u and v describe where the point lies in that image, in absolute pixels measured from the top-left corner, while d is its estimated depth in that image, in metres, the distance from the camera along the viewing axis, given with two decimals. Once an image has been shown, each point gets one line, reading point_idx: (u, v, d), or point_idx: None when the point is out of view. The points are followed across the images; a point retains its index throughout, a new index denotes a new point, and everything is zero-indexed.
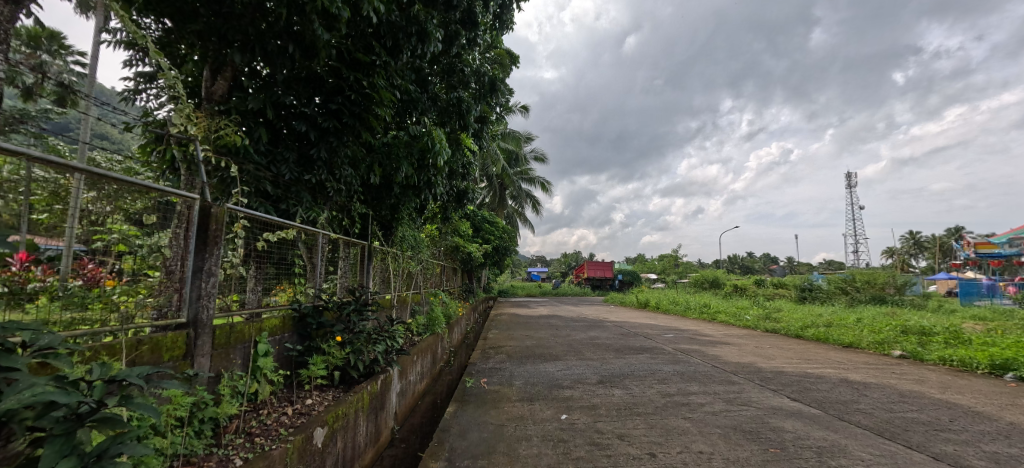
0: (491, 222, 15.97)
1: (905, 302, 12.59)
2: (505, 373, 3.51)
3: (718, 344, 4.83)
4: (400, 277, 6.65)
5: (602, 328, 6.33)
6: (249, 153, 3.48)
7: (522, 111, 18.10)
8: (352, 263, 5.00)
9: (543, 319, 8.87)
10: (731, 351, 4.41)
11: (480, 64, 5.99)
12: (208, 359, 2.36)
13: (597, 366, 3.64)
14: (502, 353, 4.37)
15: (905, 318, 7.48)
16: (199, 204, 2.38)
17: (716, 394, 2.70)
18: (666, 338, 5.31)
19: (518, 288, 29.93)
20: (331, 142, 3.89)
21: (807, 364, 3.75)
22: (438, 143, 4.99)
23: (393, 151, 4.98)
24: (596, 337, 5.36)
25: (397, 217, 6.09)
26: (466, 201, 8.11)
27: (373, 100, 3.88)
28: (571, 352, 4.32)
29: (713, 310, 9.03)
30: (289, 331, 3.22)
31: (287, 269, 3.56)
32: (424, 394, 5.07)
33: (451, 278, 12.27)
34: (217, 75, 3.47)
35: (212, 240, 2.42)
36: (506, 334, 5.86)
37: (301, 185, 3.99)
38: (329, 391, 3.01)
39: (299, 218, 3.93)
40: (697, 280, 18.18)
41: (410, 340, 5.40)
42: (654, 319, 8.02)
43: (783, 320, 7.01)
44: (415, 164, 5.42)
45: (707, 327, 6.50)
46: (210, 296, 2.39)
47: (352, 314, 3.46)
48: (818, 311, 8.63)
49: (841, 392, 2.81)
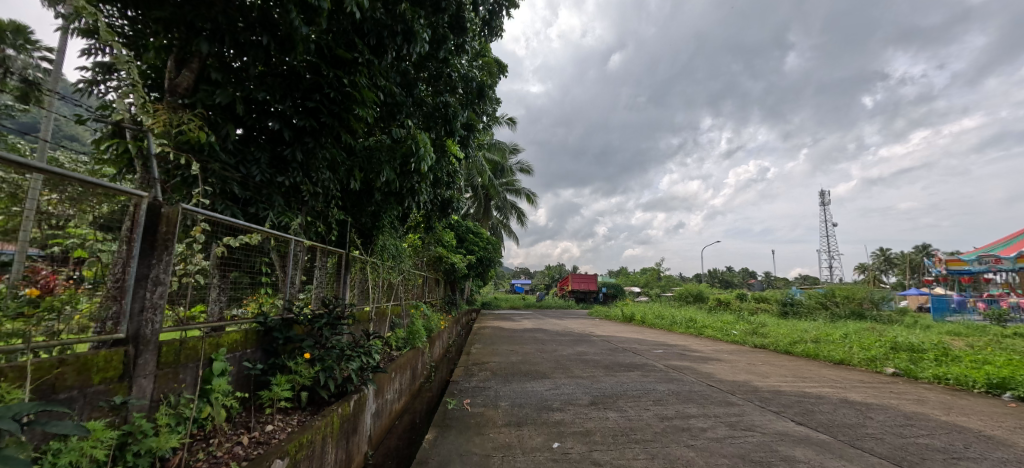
0: (475, 233, 15.73)
1: (882, 317, 12.82)
2: (490, 392, 3.27)
3: (709, 361, 4.69)
4: (379, 288, 6.34)
5: (589, 343, 6.14)
6: (216, 152, 3.21)
7: (508, 123, 18.06)
8: (328, 273, 4.69)
9: (528, 332, 8.63)
10: (724, 368, 4.26)
11: (468, 69, 5.86)
12: (150, 381, 2.07)
13: (587, 385, 3.43)
14: (486, 370, 4.12)
15: (889, 334, 7.53)
16: (147, 203, 2.07)
17: (717, 418, 2.52)
18: (655, 353, 5.15)
19: (501, 301, 29.56)
20: (307, 142, 3.66)
21: (802, 382, 3.62)
22: (423, 147, 4.82)
23: (374, 155, 4.75)
24: (583, 352, 5.16)
25: (378, 225, 5.83)
26: (451, 210, 7.89)
27: (354, 100, 3.66)
28: (560, 369, 4.10)
29: (698, 325, 8.94)
30: (252, 347, 2.91)
31: (253, 279, 3.27)
32: (402, 414, 4.75)
33: (434, 289, 11.95)
34: (183, 67, 3.19)
35: (161, 245, 2.12)
36: (490, 349, 5.62)
37: (274, 187, 3.72)
38: (295, 414, 2.71)
39: (270, 224, 3.66)
40: (681, 294, 18.25)
41: (388, 355, 5.10)
42: (641, 333, 7.89)
43: (770, 335, 6.95)
44: (398, 169, 5.20)
45: (695, 342, 6.38)
46: (156, 309, 2.10)
47: (325, 328, 3.18)
48: (804, 326, 8.61)
49: (845, 414, 2.67)
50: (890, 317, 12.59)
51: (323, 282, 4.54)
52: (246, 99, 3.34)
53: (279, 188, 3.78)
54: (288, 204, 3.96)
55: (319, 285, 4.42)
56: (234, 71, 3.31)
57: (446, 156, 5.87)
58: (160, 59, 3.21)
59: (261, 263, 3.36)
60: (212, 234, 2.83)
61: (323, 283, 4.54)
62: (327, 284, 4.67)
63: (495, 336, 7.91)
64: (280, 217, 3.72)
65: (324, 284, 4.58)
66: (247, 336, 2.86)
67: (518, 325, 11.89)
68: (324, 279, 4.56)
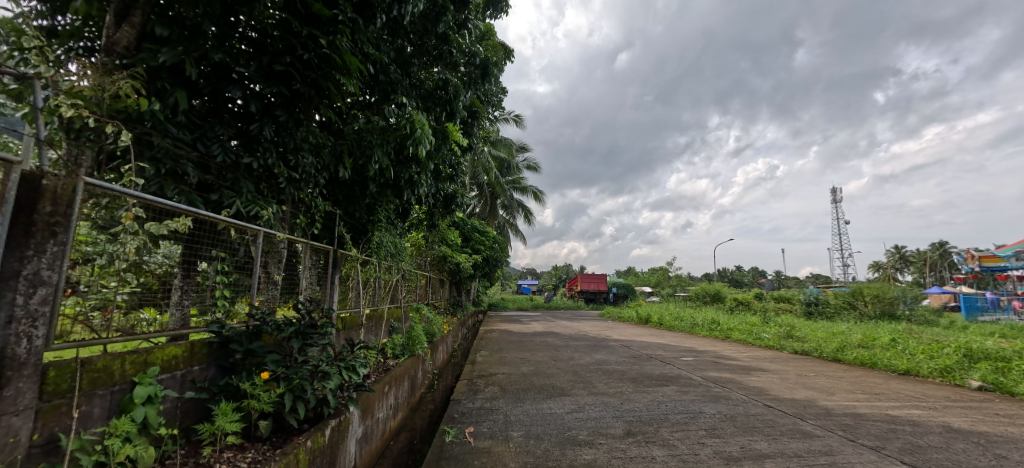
0: (481, 232, 15.14)
1: (917, 318, 12.01)
2: (499, 417, 2.67)
3: (752, 372, 4.03)
4: (375, 289, 5.74)
5: (609, 349, 5.46)
6: (164, 124, 2.66)
7: (516, 120, 17.45)
8: (310, 273, 4.12)
9: (538, 337, 7.98)
10: (775, 382, 3.59)
11: (472, 44, 5.25)
12: (28, 419, 1.50)
13: (617, 406, 2.80)
14: (493, 384, 3.51)
15: (941, 338, 6.80)
16: (21, 171, 1.50)
17: (801, 460, 1.91)
18: (686, 362, 4.50)
19: (508, 302, 28.87)
20: (278, 116, 3.11)
21: (880, 402, 2.97)
22: (421, 128, 4.22)
23: (365, 137, 4.17)
24: (604, 361, 4.52)
25: (372, 219, 5.26)
26: (454, 206, 7.28)
27: (334, 65, 3.06)
28: (580, 384, 3.47)
29: (723, 327, 8.24)
30: (201, 363, 2.32)
31: (210, 279, 2.70)
32: (398, 432, 4.17)
33: (438, 291, 11.39)
34: (123, 22, 2.59)
35: (41, 230, 1.54)
36: (498, 357, 5.01)
37: (241, 170, 3.19)
38: (250, 450, 2.13)
39: (236, 213, 3.10)
40: (696, 294, 17.52)
41: (383, 365, 4.51)
42: (661, 337, 7.22)
43: (809, 339, 6.26)
44: (392, 155, 4.63)
45: (726, 348, 5.70)
46: (29, 320, 1.52)
47: (293, 339, 2.57)
48: (840, 329, 7.89)
49: (968, 453, 2.04)
50: (924, 317, 11.76)
51: (301, 284, 3.96)
52: (204, 61, 2.78)
53: (246, 170, 3.23)
54: (260, 191, 3.40)
55: (293, 285, 3.84)
56: (187, 29, 2.74)
57: (447, 143, 5.26)
58: (95, 12, 2.62)
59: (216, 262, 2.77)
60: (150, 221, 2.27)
61: (297, 287, 3.92)
62: (308, 287, 4.09)
63: (502, 342, 7.27)
64: (248, 206, 3.14)
65: (301, 286, 3.98)
66: (198, 348, 2.30)
67: (527, 328, 11.26)
68: (302, 280, 3.99)
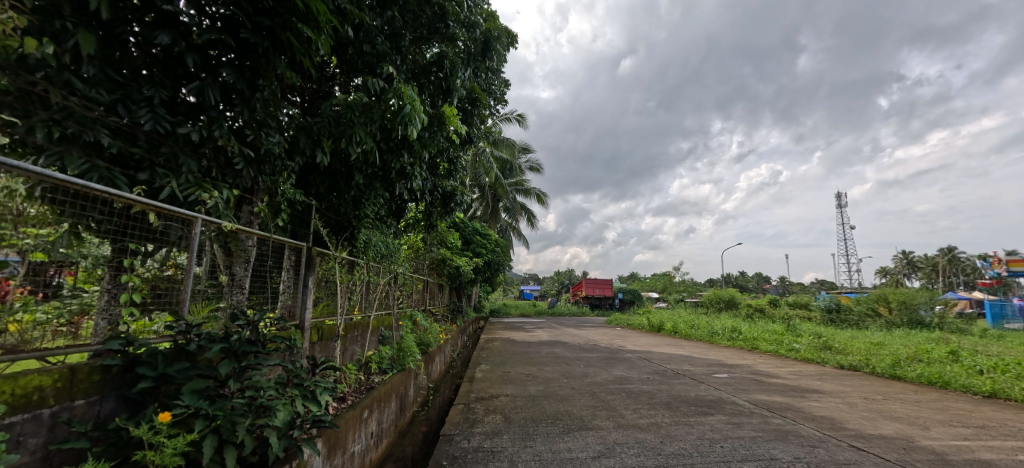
0: (482, 234, 14.52)
1: (948, 326, 11.20)
2: (503, 464, 1.99)
3: (808, 395, 3.34)
4: (362, 294, 5.05)
5: (627, 363, 4.76)
6: (64, 76, 2.04)
7: (518, 119, 16.86)
8: (279, 274, 3.45)
9: (544, 348, 7.27)
10: (847, 410, 2.90)
11: (471, 14, 4.62)
12: None
13: (657, 448, 2.14)
14: (496, 412, 2.84)
15: (1000, 351, 6.02)
16: None
17: None
18: (722, 380, 3.81)
19: (510, 308, 28.10)
20: (225, 75, 2.51)
21: (1000, 443, 2.30)
22: (409, 103, 3.58)
23: (344, 114, 3.53)
24: (625, 379, 3.83)
25: (358, 214, 4.60)
26: (454, 204, 6.63)
27: (296, 11, 2.47)
28: (602, 412, 2.79)
29: (747, 337, 7.51)
30: (88, 396, 1.68)
31: (156, 283, 2.24)
32: (381, 464, 3.49)
33: (436, 296, 10.70)
34: None
35: None
36: (501, 373, 4.32)
37: (176, 140, 2.55)
38: None
39: (169, 197, 2.47)
40: (707, 300, 16.74)
41: (365, 382, 3.83)
42: (681, 348, 6.50)
43: (852, 352, 5.54)
44: (378, 137, 3.98)
45: (761, 362, 4.99)
46: None
47: (222, 361, 1.90)
48: (878, 339, 7.13)
49: None
50: (957, 324, 10.98)
51: (270, 289, 3.36)
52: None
53: (186, 142, 2.61)
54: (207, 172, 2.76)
55: (260, 289, 3.24)
56: None
57: (444, 129, 4.62)
58: None
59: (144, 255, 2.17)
60: (43, 205, 1.70)
61: (266, 293, 3.32)
62: (278, 293, 3.45)
63: (505, 353, 6.56)
64: (186, 188, 2.50)
65: (272, 291, 3.38)
66: (82, 375, 1.67)
67: (531, 336, 10.54)
68: (273, 285, 3.39)
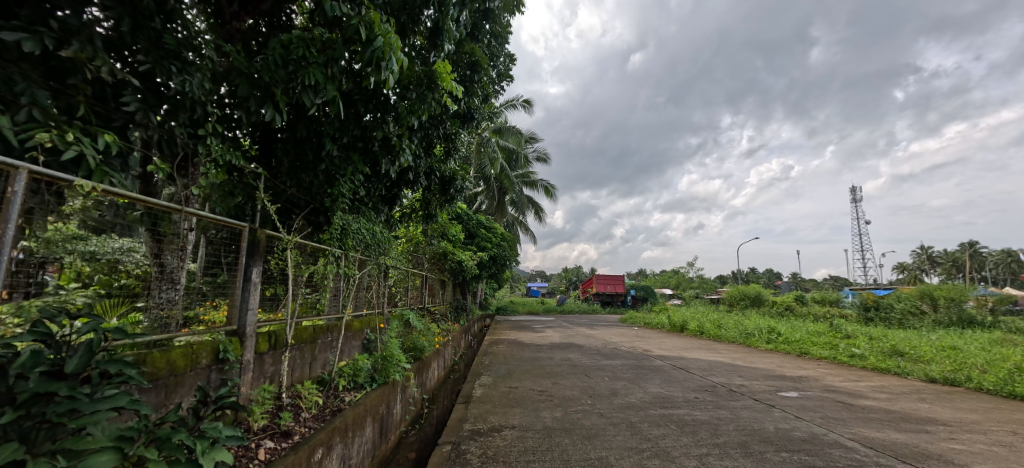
0: (486, 227, 13.59)
1: (1004, 326, 10.09)
2: None
3: (935, 430, 2.40)
4: (341, 292, 4.17)
5: (662, 376, 3.85)
6: None
7: (524, 105, 15.86)
8: (220, 266, 2.49)
9: (557, 352, 6.36)
10: (1014, 461, 1.97)
11: None
12: None
13: None
14: (498, 460, 1.97)
15: None
16: None
17: None
18: (798, 404, 2.88)
19: (518, 305, 27.24)
20: None
21: None
22: (380, 32, 2.62)
23: (290, 49, 2.59)
24: (668, 401, 2.93)
25: (331, 195, 3.70)
26: (453, 191, 5.69)
27: None
28: (653, 462, 1.90)
29: (791, 341, 6.53)
30: None
31: (147, 277, 2.15)
32: None
33: (437, 293, 9.87)
34: None
35: None
36: (507, 390, 3.44)
37: (8, 54, 1.70)
38: None
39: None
40: (728, 298, 15.70)
41: (331, 405, 2.97)
42: (718, 353, 5.57)
43: (934, 360, 4.56)
44: (344, 88, 3.05)
45: (830, 374, 4.03)
46: None
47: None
48: (948, 343, 6.11)
49: None
50: (1017, 324, 9.82)
51: (217, 281, 2.49)
52: None
53: (30, 60, 1.77)
54: (73, 111, 1.90)
55: (205, 284, 2.38)
56: None
57: (437, 91, 3.71)
58: None
59: (82, 220, 1.75)
60: None
61: (209, 288, 2.44)
62: (224, 287, 2.56)
63: (512, 360, 5.67)
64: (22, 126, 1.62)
65: (214, 283, 2.48)
66: None
67: (541, 338, 9.62)
68: (219, 275, 2.51)
